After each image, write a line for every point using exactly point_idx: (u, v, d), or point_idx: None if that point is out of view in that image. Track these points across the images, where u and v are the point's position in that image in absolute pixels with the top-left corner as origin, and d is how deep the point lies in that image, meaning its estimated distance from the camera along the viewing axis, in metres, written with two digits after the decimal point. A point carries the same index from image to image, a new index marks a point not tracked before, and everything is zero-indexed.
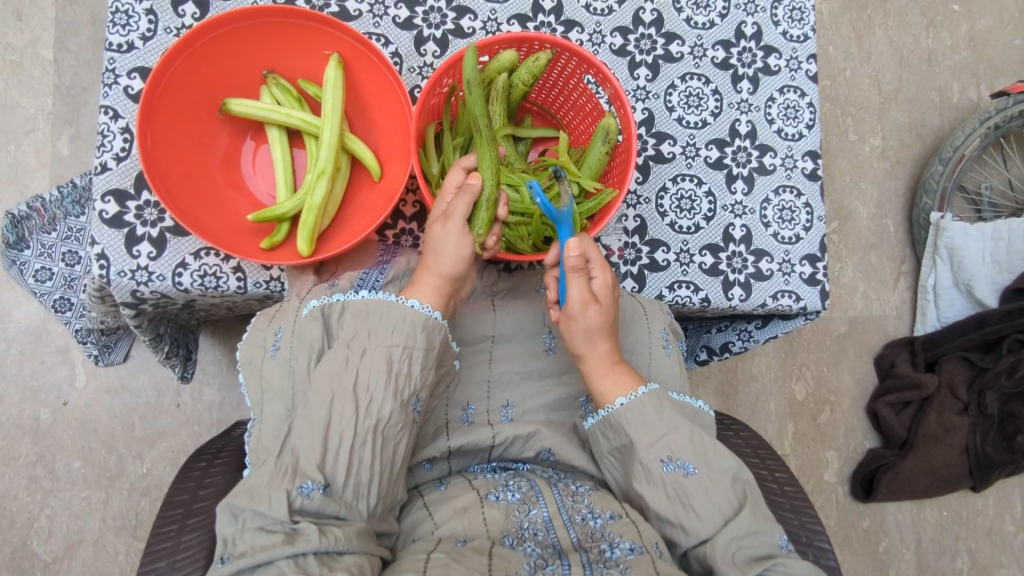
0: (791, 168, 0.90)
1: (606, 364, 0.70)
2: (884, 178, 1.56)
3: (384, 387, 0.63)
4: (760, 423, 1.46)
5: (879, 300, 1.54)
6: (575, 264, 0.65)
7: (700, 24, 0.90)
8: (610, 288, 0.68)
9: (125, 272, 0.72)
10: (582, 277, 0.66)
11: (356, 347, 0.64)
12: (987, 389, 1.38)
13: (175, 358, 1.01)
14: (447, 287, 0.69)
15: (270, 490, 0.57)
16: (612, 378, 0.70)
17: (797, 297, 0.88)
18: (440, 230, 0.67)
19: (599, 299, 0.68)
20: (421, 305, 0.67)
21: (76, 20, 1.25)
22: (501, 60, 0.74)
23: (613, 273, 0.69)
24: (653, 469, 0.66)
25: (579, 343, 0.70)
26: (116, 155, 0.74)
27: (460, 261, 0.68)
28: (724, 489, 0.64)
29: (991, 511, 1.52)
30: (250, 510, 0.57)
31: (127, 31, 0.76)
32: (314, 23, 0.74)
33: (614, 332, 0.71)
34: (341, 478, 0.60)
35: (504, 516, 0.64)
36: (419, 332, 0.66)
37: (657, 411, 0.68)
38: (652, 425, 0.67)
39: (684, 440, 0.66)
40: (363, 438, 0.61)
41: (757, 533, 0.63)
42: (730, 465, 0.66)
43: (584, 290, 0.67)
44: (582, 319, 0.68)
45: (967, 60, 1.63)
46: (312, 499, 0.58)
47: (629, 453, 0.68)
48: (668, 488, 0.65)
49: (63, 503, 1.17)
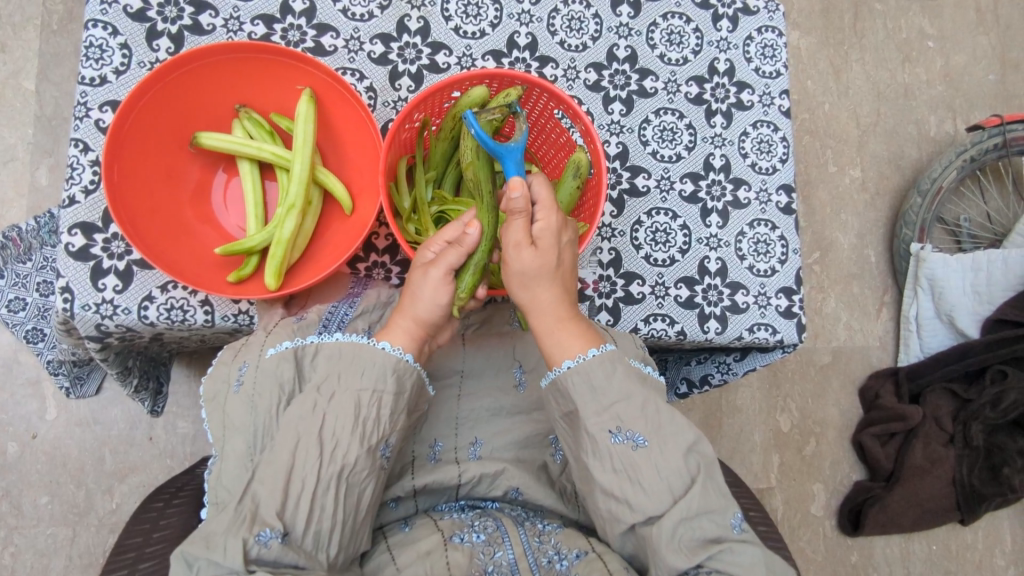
0: (766, 202, 0.91)
1: (554, 320, 0.67)
2: (864, 209, 1.57)
3: (351, 431, 0.61)
4: (745, 455, 1.44)
5: (863, 331, 1.54)
6: (517, 205, 0.63)
7: (673, 61, 0.92)
8: (552, 235, 0.65)
9: (89, 305, 0.71)
10: (522, 219, 0.64)
11: (325, 390, 0.63)
12: (972, 420, 1.38)
13: (144, 392, 1.00)
14: (423, 330, 0.68)
15: (225, 537, 0.55)
16: (559, 335, 0.67)
17: (773, 330, 0.87)
18: (425, 272, 0.67)
19: (538, 244, 0.65)
20: (392, 347, 0.65)
21: (59, 51, 1.26)
22: (472, 96, 0.74)
23: (557, 215, 0.65)
24: (601, 441, 0.63)
25: (518, 291, 0.67)
26: (85, 187, 0.74)
27: (437, 308, 0.67)
28: (675, 465, 0.62)
29: (981, 545, 1.50)
30: (205, 559, 0.54)
31: (100, 65, 0.76)
32: (287, 59, 0.75)
33: (560, 284, 0.67)
34: (301, 526, 0.58)
35: (468, 559, 0.63)
36: (390, 375, 0.64)
37: (608, 375, 0.64)
38: (600, 391, 0.64)
39: (635, 410, 0.63)
40: (325, 484, 0.60)
41: (708, 513, 0.61)
42: (684, 438, 0.63)
43: (521, 233, 0.64)
44: (517, 263, 0.65)
45: (943, 94, 1.66)
46: (269, 548, 0.55)
47: (577, 421, 0.65)
48: (615, 461, 0.62)
49: (28, 540, 1.13)
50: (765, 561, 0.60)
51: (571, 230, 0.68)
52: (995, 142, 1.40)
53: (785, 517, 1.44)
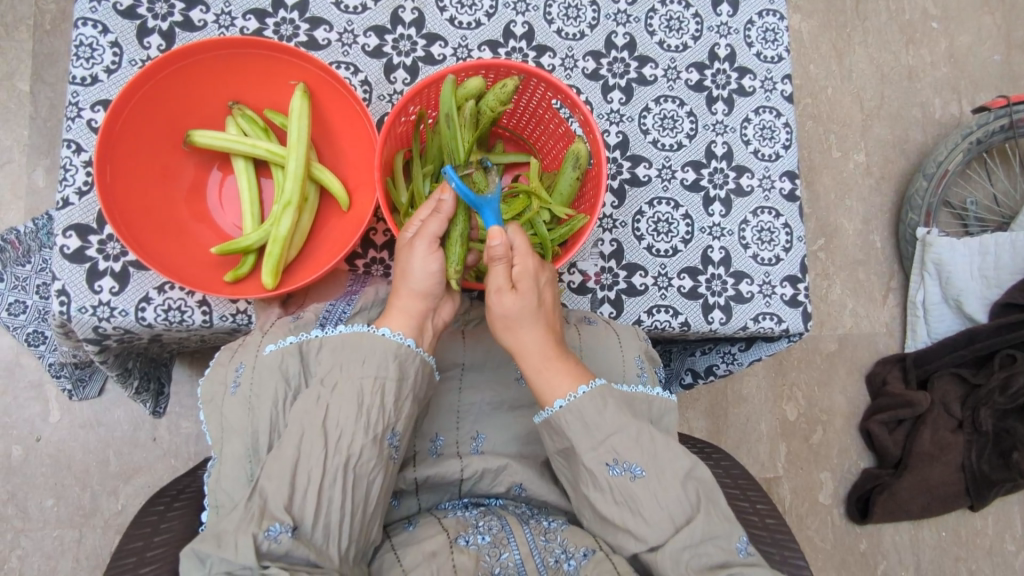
0: (769, 189, 0.89)
1: (539, 359, 0.65)
2: (869, 194, 1.55)
3: (355, 420, 0.61)
4: (751, 445, 1.43)
5: (869, 317, 1.52)
6: (498, 252, 0.63)
7: (673, 47, 0.90)
8: (531, 276, 0.65)
9: (86, 307, 0.70)
10: (502, 265, 0.64)
11: (328, 382, 0.63)
12: (981, 405, 1.36)
13: (146, 393, 1.00)
14: (418, 308, 0.66)
15: (235, 535, 0.55)
16: (548, 375, 0.65)
17: (778, 319, 0.86)
18: (409, 247, 0.66)
19: (518, 287, 0.65)
20: (392, 332, 0.65)
21: (53, 51, 1.25)
22: (467, 88, 0.74)
23: (533, 259, 0.65)
24: (599, 475, 0.63)
25: (503, 336, 0.66)
26: (78, 189, 0.73)
27: (429, 276, 0.66)
28: (675, 494, 0.62)
29: (991, 530, 1.49)
30: (216, 556, 0.54)
31: (90, 64, 0.75)
32: (279, 54, 0.73)
33: (545, 325, 0.66)
34: (309, 519, 0.58)
35: (475, 562, 0.62)
36: (392, 360, 0.64)
37: (599, 411, 0.64)
38: (594, 427, 0.63)
39: (630, 441, 0.63)
40: (332, 476, 0.59)
41: (714, 539, 0.61)
42: (681, 465, 0.63)
43: (502, 278, 0.65)
44: (499, 308, 0.65)
45: (948, 76, 1.63)
46: (279, 542, 0.55)
47: (573, 457, 0.65)
48: (615, 493, 0.63)
49: (35, 543, 1.14)
50: None
51: (551, 272, 0.68)
52: (1002, 124, 1.38)
53: (793, 506, 1.43)
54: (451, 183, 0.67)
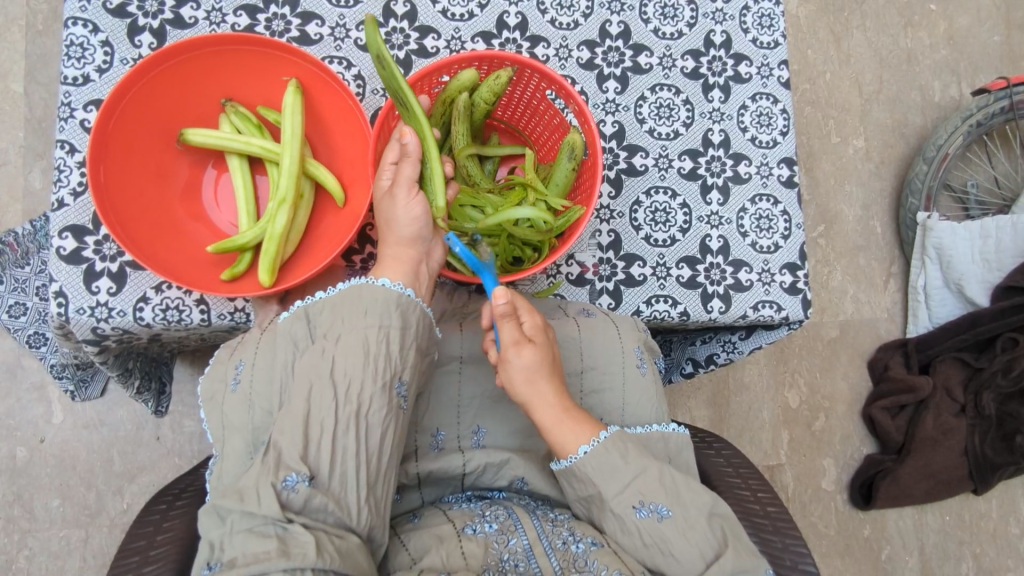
0: (767, 176, 0.89)
1: (560, 410, 0.66)
2: (869, 179, 1.55)
3: (362, 370, 0.61)
4: (754, 432, 1.44)
5: (870, 303, 1.52)
6: (503, 309, 0.64)
7: (668, 35, 0.89)
8: (540, 329, 0.68)
9: (84, 309, 0.70)
10: (512, 319, 0.66)
11: (331, 336, 0.63)
12: (983, 389, 1.35)
13: (147, 393, 1.00)
14: (409, 254, 0.68)
15: (257, 488, 0.55)
16: (569, 426, 0.65)
17: (778, 307, 0.85)
18: (391, 196, 0.68)
19: (533, 340, 0.66)
20: (391, 282, 0.65)
21: (46, 52, 1.24)
22: (462, 80, 0.73)
23: (538, 315, 0.68)
24: (626, 517, 0.63)
25: (522, 392, 0.65)
26: (73, 189, 0.72)
27: (415, 220, 0.68)
28: (701, 531, 0.62)
29: (995, 514, 1.49)
30: (238, 511, 0.55)
31: (82, 64, 0.75)
32: (271, 50, 0.73)
33: (559, 379, 0.67)
34: (326, 470, 0.58)
35: (483, 549, 0.62)
36: (394, 309, 0.64)
37: (624, 456, 0.65)
38: (619, 471, 0.64)
39: (654, 482, 0.64)
40: (345, 424, 0.59)
41: (742, 572, 0.61)
42: (704, 502, 0.64)
43: (516, 332, 0.66)
44: (520, 361, 0.65)
45: (948, 58, 1.62)
46: (298, 492, 0.55)
47: (599, 502, 0.65)
48: (643, 536, 0.63)
49: (42, 543, 1.14)
50: None
51: (551, 331, 0.71)
52: (1002, 105, 1.37)
53: (797, 492, 1.43)
54: (455, 249, 0.71)
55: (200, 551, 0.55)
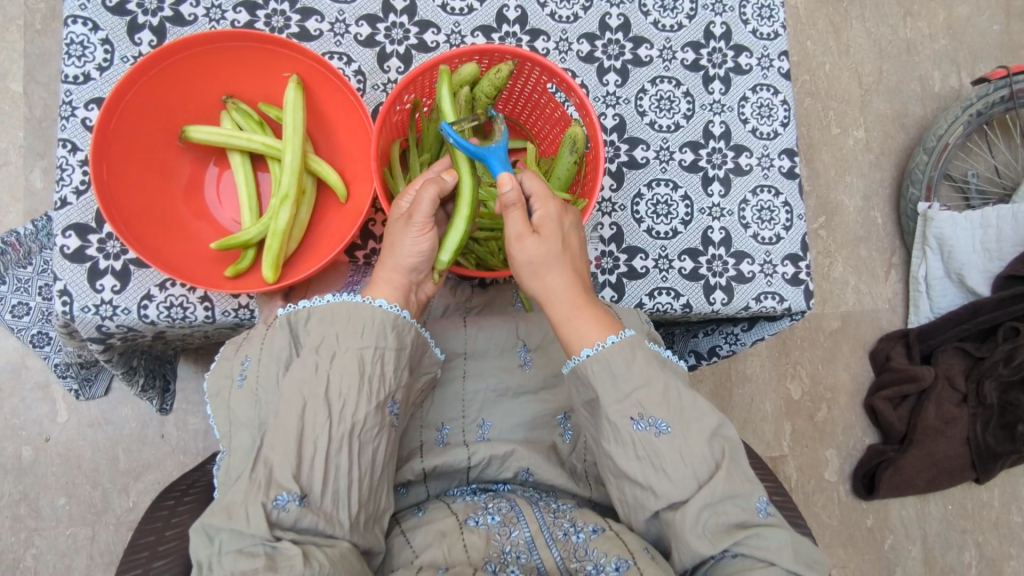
0: (768, 167, 0.89)
1: (567, 305, 0.65)
2: (870, 170, 1.55)
3: (357, 390, 0.61)
4: (756, 424, 1.44)
5: (871, 294, 1.52)
6: (510, 199, 0.62)
7: (668, 27, 0.89)
8: (551, 219, 0.65)
9: (89, 306, 0.70)
10: (519, 210, 0.63)
11: (325, 352, 0.62)
12: (985, 378, 1.36)
13: (152, 390, 1.01)
14: (401, 282, 0.67)
15: (246, 507, 0.55)
16: (576, 324, 0.65)
17: (781, 298, 0.86)
18: (403, 223, 0.66)
19: (539, 231, 0.64)
20: (389, 304, 0.65)
21: (45, 51, 1.24)
22: (462, 74, 0.74)
23: (553, 202, 0.65)
24: (623, 428, 0.62)
25: (530, 282, 0.66)
26: (76, 188, 0.73)
27: (416, 254, 0.67)
28: (698, 451, 0.61)
29: (997, 502, 1.50)
30: (227, 530, 0.55)
31: (83, 63, 0.75)
32: (272, 46, 0.73)
33: (571, 270, 0.66)
34: (318, 488, 0.58)
35: (485, 542, 0.62)
36: (390, 331, 0.64)
37: (628, 362, 0.63)
38: (621, 379, 0.62)
39: (658, 397, 0.62)
40: (338, 443, 0.59)
41: (733, 498, 0.60)
42: (707, 423, 0.62)
43: (522, 223, 0.64)
44: (523, 253, 0.64)
45: (947, 48, 1.62)
46: (288, 511, 0.56)
47: (598, 409, 0.64)
48: (638, 449, 0.61)
49: (49, 541, 1.15)
50: (793, 549, 0.60)
51: (573, 215, 0.67)
52: (1003, 94, 1.37)
53: (799, 483, 1.44)
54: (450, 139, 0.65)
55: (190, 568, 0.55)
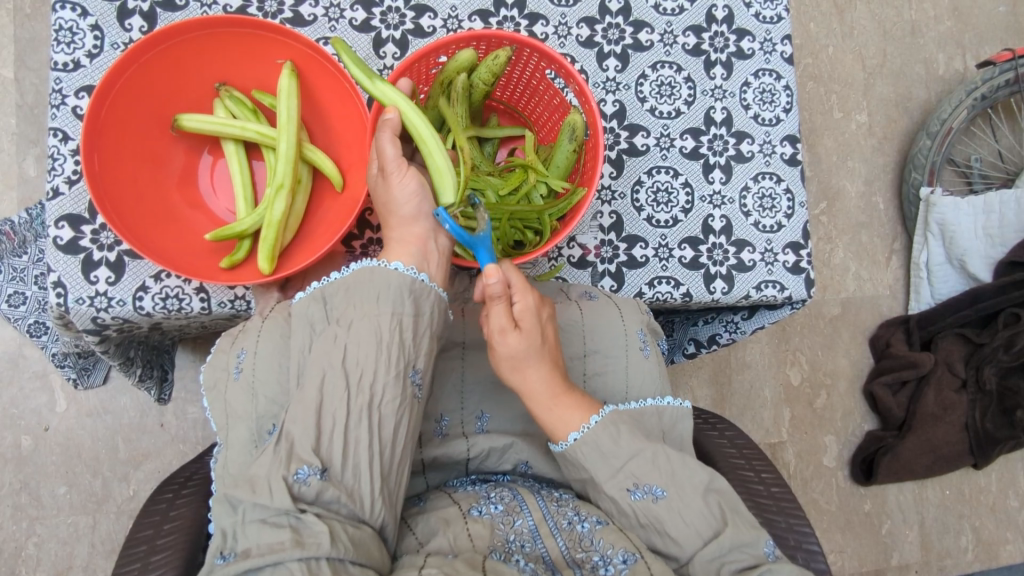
0: (770, 154, 0.88)
1: (549, 396, 0.66)
2: (872, 154, 1.53)
3: (375, 359, 0.60)
4: (756, 411, 1.44)
5: (872, 280, 1.52)
6: (496, 290, 0.62)
7: (669, 11, 0.87)
8: (532, 312, 0.65)
9: (83, 298, 0.70)
10: (502, 303, 0.63)
11: (343, 322, 0.62)
12: (984, 364, 1.35)
13: (150, 380, 1.02)
14: (413, 236, 0.66)
15: (269, 480, 0.55)
16: (558, 412, 0.66)
17: (782, 287, 0.85)
18: (383, 179, 0.66)
19: (520, 326, 0.65)
20: (405, 267, 0.64)
21: (36, 35, 1.22)
22: (460, 60, 0.72)
23: (532, 295, 0.65)
24: (622, 499, 0.64)
25: (510, 375, 0.66)
26: (68, 177, 0.71)
27: (411, 198, 0.66)
28: (697, 509, 0.62)
29: (994, 487, 1.51)
30: (250, 502, 0.55)
31: (72, 49, 0.73)
32: (265, 31, 0.71)
33: (550, 358, 0.66)
34: (339, 460, 0.57)
35: (490, 531, 0.62)
36: (407, 296, 0.63)
37: (614, 438, 0.65)
38: (610, 455, 0.65)
39: (647, 464, 0.64)
40: (356, 416, 0.58)
41: (743, 546, 0.61)
42: (700, 480, 0.64)
43: (504, 317, 0.64)
44: (504, 349, 0.64)
45: (952, 31, 1.60)
46: (309, 485, 0.55)
47: (594, 485, 0.66)
48: (640, 516, 0.63)
49: (50, 529, 1.15)
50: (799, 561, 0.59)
51: (549, 304, 0.68)
52: (1007, 78, 1.35)
53: (798, 469, 1.44)
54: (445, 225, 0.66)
55: (213, 540, 0.55)
